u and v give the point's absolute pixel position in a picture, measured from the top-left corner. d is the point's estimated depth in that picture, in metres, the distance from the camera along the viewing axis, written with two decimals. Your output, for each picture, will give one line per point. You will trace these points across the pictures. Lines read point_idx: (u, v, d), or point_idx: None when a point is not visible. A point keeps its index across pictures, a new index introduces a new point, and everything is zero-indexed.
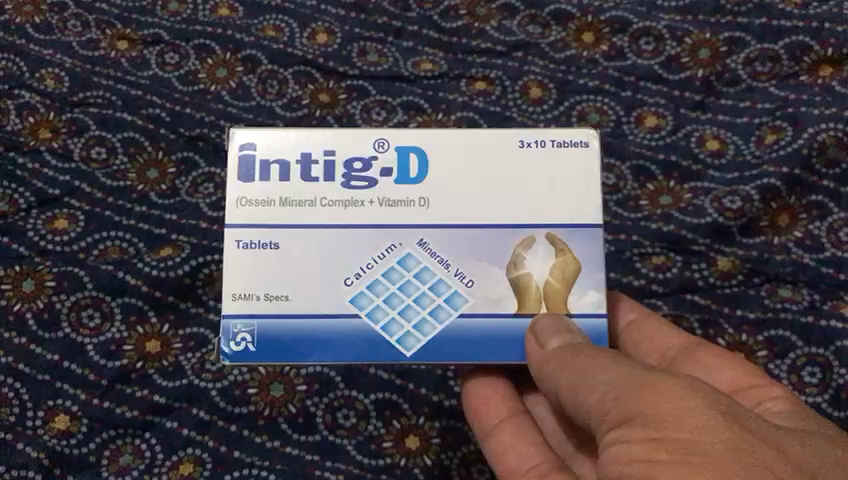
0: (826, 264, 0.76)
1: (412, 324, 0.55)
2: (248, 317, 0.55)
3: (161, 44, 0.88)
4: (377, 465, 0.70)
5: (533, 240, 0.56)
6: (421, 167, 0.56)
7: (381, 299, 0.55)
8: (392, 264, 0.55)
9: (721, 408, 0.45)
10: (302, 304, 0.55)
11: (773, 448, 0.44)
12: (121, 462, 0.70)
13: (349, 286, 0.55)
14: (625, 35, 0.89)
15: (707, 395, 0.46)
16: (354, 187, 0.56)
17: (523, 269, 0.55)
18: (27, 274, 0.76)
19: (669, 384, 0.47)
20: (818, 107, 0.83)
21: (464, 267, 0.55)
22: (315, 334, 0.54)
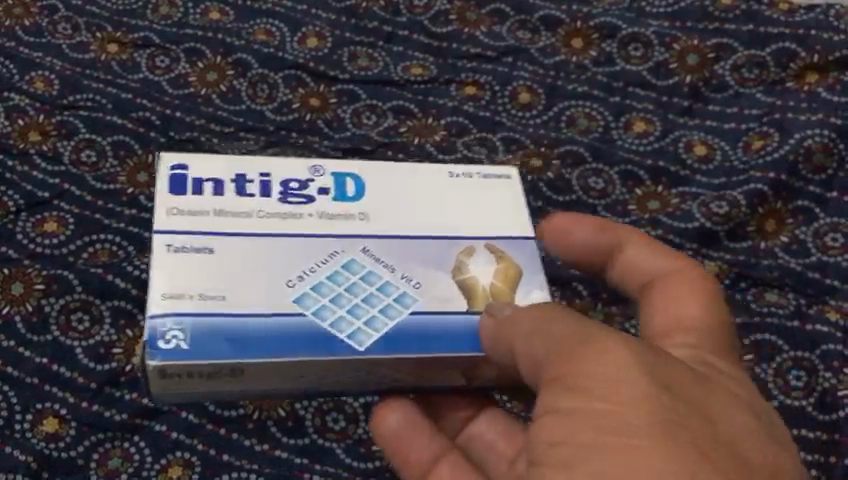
0: (812, 268, 0.77)
1: (362, 321, 0.53)
2: (180, 316, 0.51)
3: (152, 47, 0.88)
4: (366, 468, 0.70)
5: (474, 249, 0.57)
6: (357, 188, 0.58)
7: (327, 299, 0.53)
8: (336, 267, 0.54)
9: (663, 408, 0.45)
10: (239, 302, 0.52)
11: (707, 459, 0.43)
12: (110, 465, 0.69)
13: (292, 287, 0.53)
14: (614, 40, 0.90)
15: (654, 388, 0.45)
16: (291, 203, 0.56)
17: (467, 273, 0.56)
18: (16, 277, 0.75)
19: (619, 369, 0.45)
20: (805, 113, 0.84)
21: (409, 271, 0.55)
22: (252, 330, 0.51)
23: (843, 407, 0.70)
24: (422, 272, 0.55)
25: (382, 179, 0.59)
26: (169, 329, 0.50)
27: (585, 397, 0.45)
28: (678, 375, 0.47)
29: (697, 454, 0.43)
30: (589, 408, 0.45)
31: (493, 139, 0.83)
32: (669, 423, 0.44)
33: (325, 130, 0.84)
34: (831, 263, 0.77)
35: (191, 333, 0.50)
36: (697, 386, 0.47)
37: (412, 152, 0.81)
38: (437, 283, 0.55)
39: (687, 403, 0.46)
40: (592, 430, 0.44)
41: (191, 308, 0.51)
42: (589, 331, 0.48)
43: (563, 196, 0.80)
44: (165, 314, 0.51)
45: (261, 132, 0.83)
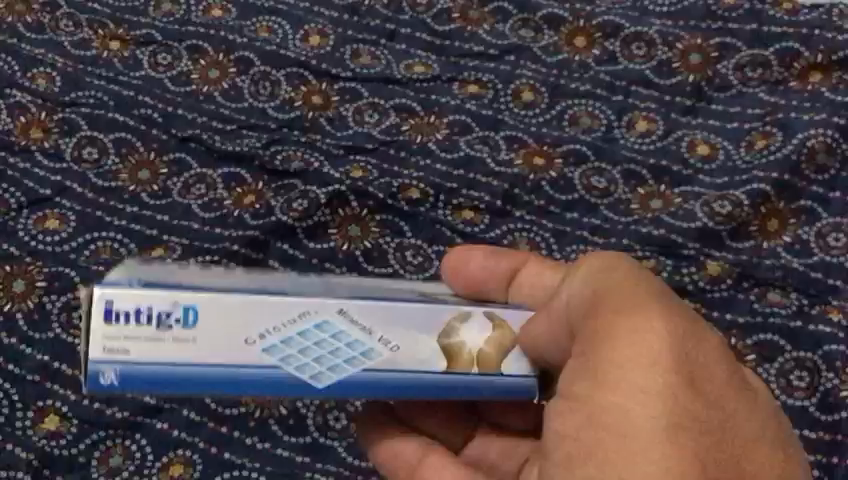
0: (815, 268, 0.77)
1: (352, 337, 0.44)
2: (123, 288, 0.41)
3: (154, 44, 0.88)
4: (368, 466, 0.70)
5: (469, 312, 0.47)
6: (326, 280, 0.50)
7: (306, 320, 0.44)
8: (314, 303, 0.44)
9: (687, 415, 0.42)
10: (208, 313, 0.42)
11: (720, 473, 0.41)
12: (111, 462, 0.70)
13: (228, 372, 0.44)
14: (617, 38, 0.90)
15: (684, 386, 0.42)
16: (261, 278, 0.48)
17: (456, 339, 0.46)
18: (18, 274, 0.76)
19: (648, 363, 0.43)
20: (808, 112, 0.84)
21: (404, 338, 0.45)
22: (221, 302, 0.42)
23: (844, 408, 0.71)
24: (399, 330, 0.45)
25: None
26: (113, 357, 0.41)
27: (604, 391, 0.43)
28: (716, 368, 0.44)
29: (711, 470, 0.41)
30: (604, 401, 0.43)
31: (495, 136, 0.84)
32: (689, 430, 0.42)
33: (327, 129, 0.84)
34: (834, 264, 0.77)
35: (133, 372, 0.41)
36: (733, 378, 0.45)
37: (413, 150, 0.83)
38: (416, 343, 0.45)
39: (718, 404, 0.43)
40: (606, 431, 0.42)
41: (142, 324, 0.41)
42: (630, 309, 0.44)
43: (564, 195, 0.81)
44: (117, 310, 0.41)
45: (264, 130, 0.83)
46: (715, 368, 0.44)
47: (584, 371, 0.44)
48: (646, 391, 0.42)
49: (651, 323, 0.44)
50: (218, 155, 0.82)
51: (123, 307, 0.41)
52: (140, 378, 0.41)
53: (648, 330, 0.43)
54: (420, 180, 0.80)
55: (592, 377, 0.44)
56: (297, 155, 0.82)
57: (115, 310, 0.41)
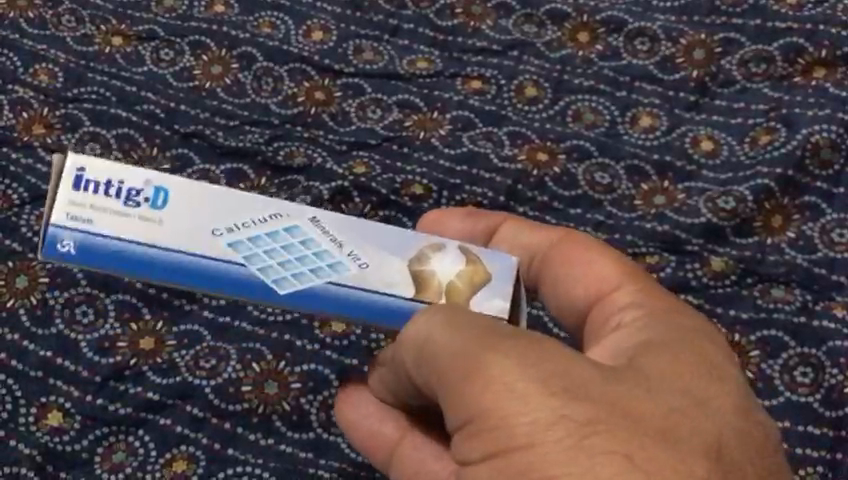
0: (819, 264, 0.77)
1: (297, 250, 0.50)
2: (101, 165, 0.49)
3: (156, 40, 0.88)
4: (372, 463, 0.70)
5: (445, 245, 0.52)
6: None
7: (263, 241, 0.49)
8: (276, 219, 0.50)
9: (585, 432, 0.41)
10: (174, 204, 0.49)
11: (658, 463, 0.41)
12: (114, 459, 0.70)
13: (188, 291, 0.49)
14: (620, 34, 0.89)
15: (573, 409, 0.42)
16: None
17: (428, 266, 0.51)
18: (21, 270, 0.75)
19: (525, 408, 0.42)
20: (811, 108, 0.84)
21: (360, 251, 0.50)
22: (187, 191, 0.50)
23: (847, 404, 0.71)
24: (368, 246, 0.51)
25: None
26: (72, 225, 0.48)
27: (504, 448, 0.42)
28: (595, 373, 0.43)
29: (645, 465, 0.40)
30: (514, 458, 0.42)
31: (498, 132, 0.84)
32: (594, 447, 0.41)
33: (330, 124, 0.84)
34: (838, 260, 0.77)
35: (89, 241, 0.48)
36: (621, 375, 0.44)
37: (416, 146, 0.83)
38: (382, 263, 0.50)
39: (615, 406, 0.42)
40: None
41: (108, 197, 0.49)
42: (483, 356, 0.43)
43: (567, 190, 0.81)
44: (87, 180, 0.49)
45: (267, 126, 0.83)
46: (594, 374, 0.43)
47: (477, 435, 0.43)
48: (538, 433, 0.41)
49: (503, 367, 0.43)
50: (223, 152, 0.81)
51: (94, 180, 0.49)
52: (93, 248, 0.48)
53: (513, 373, 0.42)
54: (422, 176, 0.80)
55: (489, 442, 0.43)
56: (300, 152, 0.81)
57: (86, 179, 0.49)
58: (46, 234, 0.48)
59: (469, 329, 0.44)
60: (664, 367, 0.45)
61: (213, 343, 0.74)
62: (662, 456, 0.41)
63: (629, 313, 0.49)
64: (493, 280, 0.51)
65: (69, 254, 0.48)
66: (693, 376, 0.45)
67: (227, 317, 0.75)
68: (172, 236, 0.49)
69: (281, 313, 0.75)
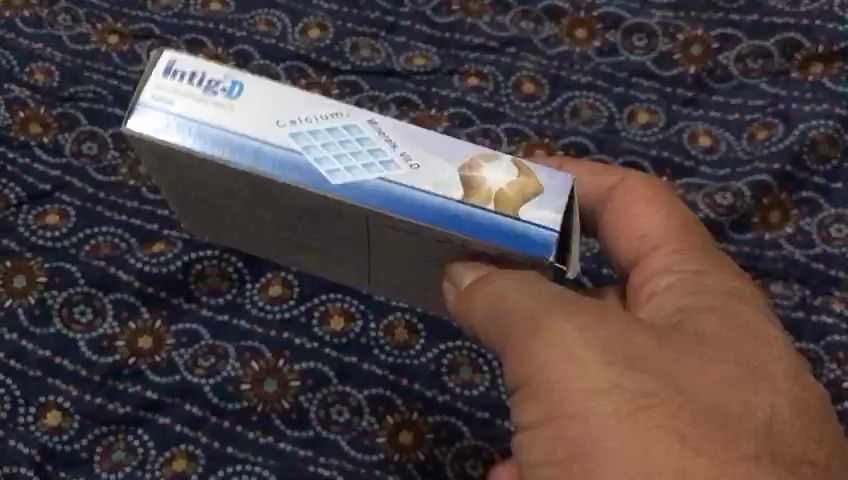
0: (817, 259, 0.77)
1: (354, 155, 0.52)
2: (192, 61, 0.53)
3: (153, 38, 0.87)
4: (371, 461, 0.70)
5: (496, 156, 0.53)
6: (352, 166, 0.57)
7: (319, 143, 0.52)
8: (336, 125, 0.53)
9: (639, 403, 0.45)
10: (253, 99, 0.53)
11: (708, 436, 0.43)
12: (114, 458, 0.69)
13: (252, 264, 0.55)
14: (617, 30, 0.89)
15: (630, 382, 0.45)
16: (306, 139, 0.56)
17: (478, 174, 0.52)
18: (18, 269, 0.75)
19: (584, 375, 0.46)
20: (809, 103, 0.84)
21: (410, 151, 0.52)
22: (269, 91, 0.54)
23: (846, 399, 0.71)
24: (419, 150, 0.52)
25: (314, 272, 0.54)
26: (155, 104, 0.52)
27: (561, 414, 0.47)
28: (654, 347, 0.47)
29: (693, 437, 0.43)
30: (568, 420, 0.46)
31: (496, 129, 0.84)
32: (648, 416, 0.44)
33: None
34: (836, 255, 0.77)
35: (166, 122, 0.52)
36: (679, 348, 0.47)
37: None
38: (436, 169, 0.52)
39: (672, 382, 0.46)
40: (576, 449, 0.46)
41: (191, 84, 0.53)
42: (544, 326, 0.48)
43: None
44: (176, 68, 0.53)
45: None
46: (654, 349, 0.47)
47: (537, 401, 0.48)
48: (591, 395, 0.46)
49: (566, 338, 0.47)
50: None
51: (180, 68, 0.53)
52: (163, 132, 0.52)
53: (573, 345, 0.47)
54: None
55: (547, 407, 0.47)
56: None
57: (175, 69, 0.53)
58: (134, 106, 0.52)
59: (535, 300, 0.49)
60: (728, 349, 0.48)
61: (214, 342, 0.74)
62: (713, 430, 0.44)
63: (671, 276, 0.53)
64: (544, 192, 0.52)
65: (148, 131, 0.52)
66: (751, 355, 0.48)
67: (225, 316, 0.75)
68: (238, 124, 0.52)
69: (280, 310, 0.76)
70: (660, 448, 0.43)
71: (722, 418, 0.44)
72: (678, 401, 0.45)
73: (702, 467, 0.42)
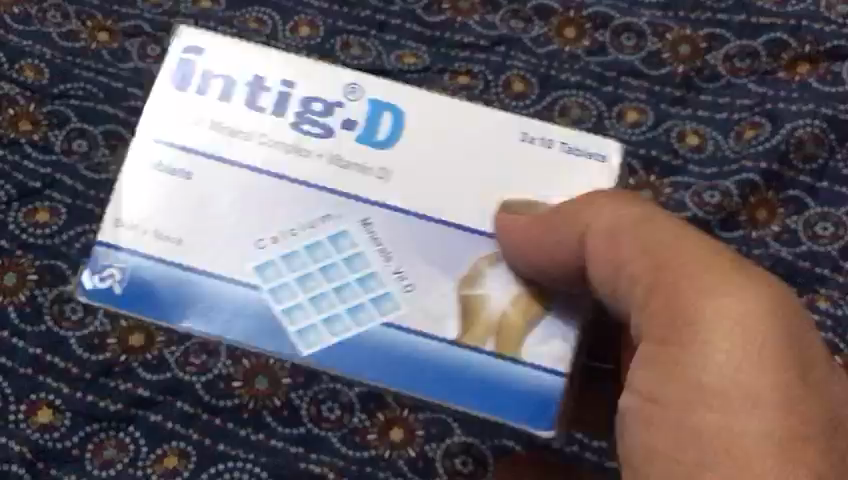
0: (803, 257, 0.80)
1: (326, 276, 0.60)
2: (120, 250, 0.61)
3: (142, 36, 0.86)
4: (362, 457, 0.72)
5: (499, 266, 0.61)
6: (389, 130, 0.62)
7: (293, 279, 0.60)
8: (298, 250, 0.60)
9: (791, 415, 0.47)
10: (189, 250, 0.60)
11: (782, 396, 0.48)
12: (105, 454, 0.72)
13: (259, 249, 0.60)
14: (607, 30, 0.89)
15: (805, 387, 0.48)
16: (306, 132, 0.62)
17: (479, 290, 0.60)
18: (8, 268, 0.77)
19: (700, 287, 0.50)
20: (796, 103, 0.85)
21: (410, 271, 0.60)
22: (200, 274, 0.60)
23: None
24: (415, 262, 0.60)
25: (433, 131, 0.63)
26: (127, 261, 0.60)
27: (696, 308, 0.50)
28: (824, 376, 0.49)
29: (786, 395, 0.48)
30: (693, 321, 0.50)
31: None
32: (763, 351, 0.48)
33: None
34: (821, 253, 0.80)
35: (141, 279, 0.60)
36: (765, 310, 0.49)
37: None
38: (433, 286, 0.60)
39: (820, 394, 0.48)
40: (699, 378, 0.49)
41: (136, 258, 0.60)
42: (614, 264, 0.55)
43: None
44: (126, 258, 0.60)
45: None
46: (812, 360, 0.49)
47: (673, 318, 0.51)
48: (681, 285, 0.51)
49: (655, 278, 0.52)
50: None
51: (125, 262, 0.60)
52: (145, 282, 0.60)
53: (682, 231, 0.54)
54: None
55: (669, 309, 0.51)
56: None
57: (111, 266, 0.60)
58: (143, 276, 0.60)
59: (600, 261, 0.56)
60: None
61: None
62: (769, 390, 0.48)
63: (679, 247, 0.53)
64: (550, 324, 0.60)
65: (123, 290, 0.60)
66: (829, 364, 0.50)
67: None
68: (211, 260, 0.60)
69: None
70: (767, 385, 0.48)
71: (785, 412, 0.47)
72: (774, 365, 0.48)
73: (772, 401, 0.48)
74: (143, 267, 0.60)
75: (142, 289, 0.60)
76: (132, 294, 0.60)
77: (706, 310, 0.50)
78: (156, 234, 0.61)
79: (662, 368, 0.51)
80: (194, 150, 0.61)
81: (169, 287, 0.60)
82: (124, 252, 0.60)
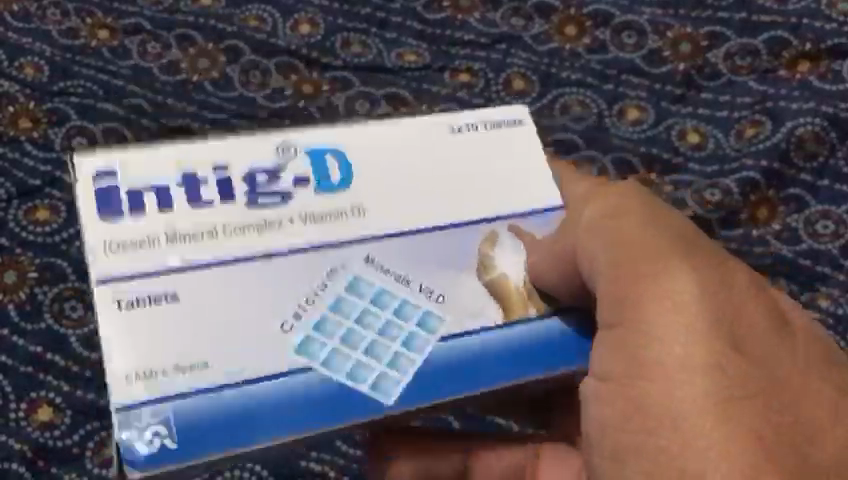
0: (804, 255, 0.79)
1: (370, 338, 0.41)
2: (154, 402, 0.38)
3: (143, 33, 0.86)
4: (361, 454, 0.72)
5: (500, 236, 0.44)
6: (342, 170, 0.43)
7: (331, 339, 0.41)
8: (335, 296, 0.41)
9: (732, 391, 0.39)
10: (229, 364, 0.39)
11: (744, 377, 0.40)
12: (104, 454, 0.71)
13: (288, 330, 0.40)
14: (607, 27, 0.89)
15: (758, 367, 0.40)
16: (264, 203, 0.42)
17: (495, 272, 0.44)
18: (8, 266, 0.77)
19: (626, 256, 0.42)
20: (796, 101, 0.85)
21: (424, 280, 0.43)
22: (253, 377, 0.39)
23: None
24: (432, 274, 0.43)
25: (373, 162, 0.44)
26: (147, 398, 0.38)
27: (637, 287, 0.41)
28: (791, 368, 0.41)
29: (735, 373, 0.40)
30: (634, 300, 0.41)
31: None
32: (712, 336, 0.40)
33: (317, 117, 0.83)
34: (822, 251, 0.79)
35: (187, 421, 0.38)
36: (723, 290, 0.41)
37: None
38: (452, 286, 0.43)
39: (777, 381, 0.40)
40: (643, 353, 0.40)
41: (160, 405, 0.38)
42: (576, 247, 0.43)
43: None
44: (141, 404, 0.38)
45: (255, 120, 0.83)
46: (759, 334, 0.41)
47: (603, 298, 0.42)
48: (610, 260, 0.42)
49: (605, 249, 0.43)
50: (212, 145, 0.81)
51: (147, 423, 0.38)
52: (194, 424, 0.38)
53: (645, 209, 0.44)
54: None
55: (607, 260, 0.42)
56: None
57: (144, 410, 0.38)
58: (167, 418, 0.38)
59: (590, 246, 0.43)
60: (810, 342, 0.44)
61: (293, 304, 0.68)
62: (714, 378, 0.39)
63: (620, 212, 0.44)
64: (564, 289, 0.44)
65: (171, 447, 0.38)
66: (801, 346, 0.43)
67: None
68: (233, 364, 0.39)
69: None
70: (709, 367, 0.39)
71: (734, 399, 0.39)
72: (731, 348, 0.40)
73: (717, 388, 0.39)
74: (186, 406, 0.38)
75: (191, 433, 0.38)
76: (187, 439, 0.38)
77: (649, 283, 0.41)
78: (166, 373, 0.38)
79: (613, 356, 0.41)
80: (150, 239, 0.40)
81: (220, 408, 0.39)
82: None
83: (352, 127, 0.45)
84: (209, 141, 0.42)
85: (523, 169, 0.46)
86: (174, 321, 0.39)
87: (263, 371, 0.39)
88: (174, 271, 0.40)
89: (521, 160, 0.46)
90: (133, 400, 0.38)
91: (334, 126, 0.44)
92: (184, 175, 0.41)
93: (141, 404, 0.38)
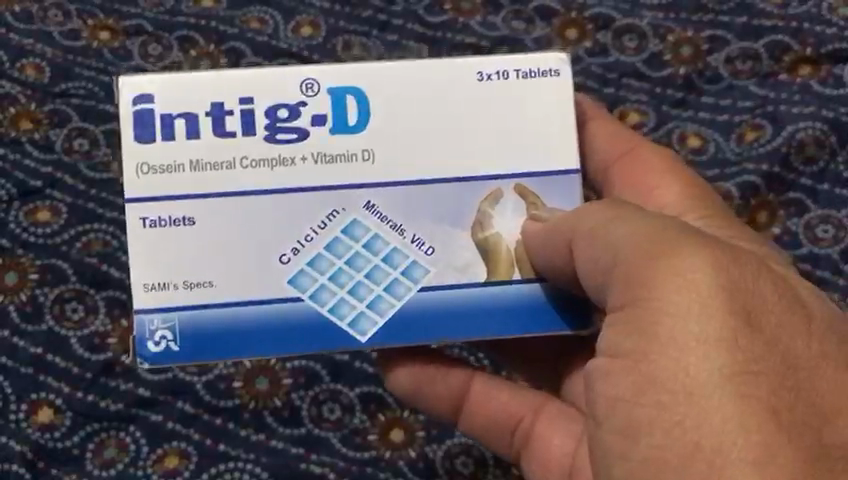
0: (804, 260, 0.80)
1: (360, 273, 0.50)
2: (166, 311, 0.49)
3: (144, 35, 0.86)
4: (363, 457, 0.72)
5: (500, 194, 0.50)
6: (359, 111, 0.49)
7: (326, 277, 0.49)
8: (335, 234, 0.49)
9: (747, 365, 0.41)
10: (230, 288, 0.49)
11: (751, 353, 0.42)
12: (106, 454, 0.72)
13: (284, 265, 0.49)
14: (608, 31, 0.89)
15: (770, 348, 0.42)
16: (280, 140, 0.49)
17: (491, 230, 0.50)
18: (9, 267, 0.77)
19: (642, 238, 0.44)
20: (797, 105, 0.85)
21: (421, 231, 0.50)
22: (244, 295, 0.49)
23: None
24: (429, 223, 0.50)
25: (389, 104, 0.50)
26: (162, 312, 0.49)
27: (653, 270, 0.43)
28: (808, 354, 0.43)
29: (743, 353, 0.42)
30: (644, 280, 0.43)
31: None
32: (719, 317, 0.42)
33: None
34: (822, 255, 0.80)
35: (191, 332, 0.49)
36: (740, 275, 0.43)
37: None
38: (446, 236, 0.50)
39: (790, 362, 0.42)
40: (656, 329, 0.43)
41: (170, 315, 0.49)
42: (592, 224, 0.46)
43: None
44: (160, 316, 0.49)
45: None
46: (776, 310, 0.43)
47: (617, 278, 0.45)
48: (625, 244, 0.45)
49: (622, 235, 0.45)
50: None
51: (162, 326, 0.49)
52: (195, 331, 0.49)
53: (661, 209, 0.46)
54: None
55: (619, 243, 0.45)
56: None
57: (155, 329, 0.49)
58: (180, 329, 0.49)
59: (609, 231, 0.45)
60: (836, 325, 0.45)
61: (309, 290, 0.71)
62: (720, 356, 0.42)
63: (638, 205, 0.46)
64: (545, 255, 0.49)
65: (177, 351, 0.49)
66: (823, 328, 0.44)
67: None
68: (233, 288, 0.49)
69: None
70: (718, 345, 0.42)
71: (742, 374, 0.41)
72: (741, 327, 0.42)
73: (722, 365, 0.41)
74: (190, 319, 0.49)
75: (197, 339, 0.49)
76: (195, 345, 0.49)
77: (662, 263, 0.43)
78: (186, 285, 0.49)
79: (621, 333, 0.44)
80: (176, 163, 0.49)
81: (222, 325, 0.49)
82: (162, 309, 0.49)
83: (374, 67, 0.50)
84: (240, 77, 0.49)
85: (538, 130, 0.50)
86: (190, 243, 0.49)
87: (255, 304, 0.49)
88: (196, 199, 0.49)
89: (531, 114, 0.50)
90: (151, 308, 0.49)
91: (357, 66, 0.50)
92: (214, 108, 0.49)
93: (157, 306, 0.49)
